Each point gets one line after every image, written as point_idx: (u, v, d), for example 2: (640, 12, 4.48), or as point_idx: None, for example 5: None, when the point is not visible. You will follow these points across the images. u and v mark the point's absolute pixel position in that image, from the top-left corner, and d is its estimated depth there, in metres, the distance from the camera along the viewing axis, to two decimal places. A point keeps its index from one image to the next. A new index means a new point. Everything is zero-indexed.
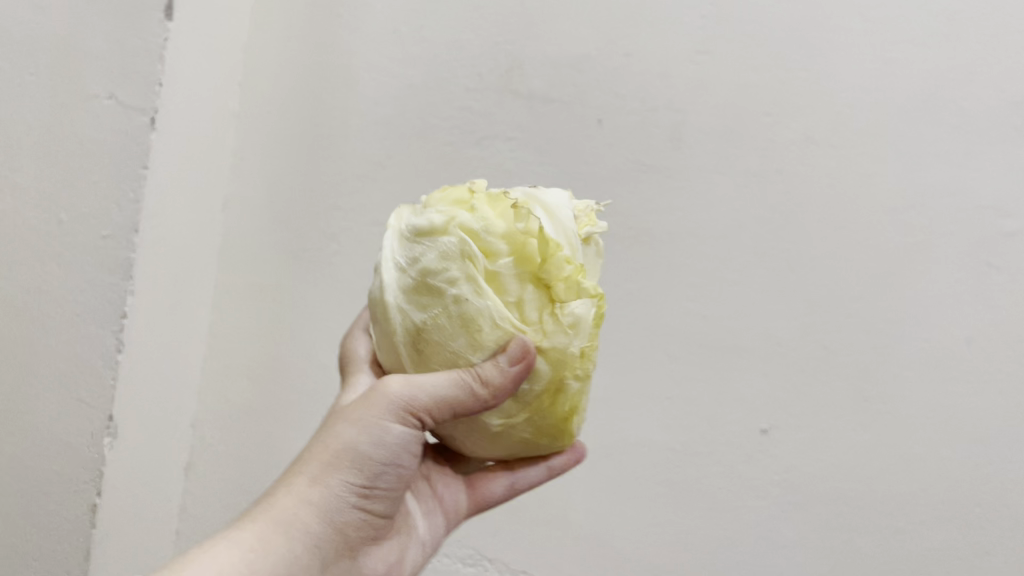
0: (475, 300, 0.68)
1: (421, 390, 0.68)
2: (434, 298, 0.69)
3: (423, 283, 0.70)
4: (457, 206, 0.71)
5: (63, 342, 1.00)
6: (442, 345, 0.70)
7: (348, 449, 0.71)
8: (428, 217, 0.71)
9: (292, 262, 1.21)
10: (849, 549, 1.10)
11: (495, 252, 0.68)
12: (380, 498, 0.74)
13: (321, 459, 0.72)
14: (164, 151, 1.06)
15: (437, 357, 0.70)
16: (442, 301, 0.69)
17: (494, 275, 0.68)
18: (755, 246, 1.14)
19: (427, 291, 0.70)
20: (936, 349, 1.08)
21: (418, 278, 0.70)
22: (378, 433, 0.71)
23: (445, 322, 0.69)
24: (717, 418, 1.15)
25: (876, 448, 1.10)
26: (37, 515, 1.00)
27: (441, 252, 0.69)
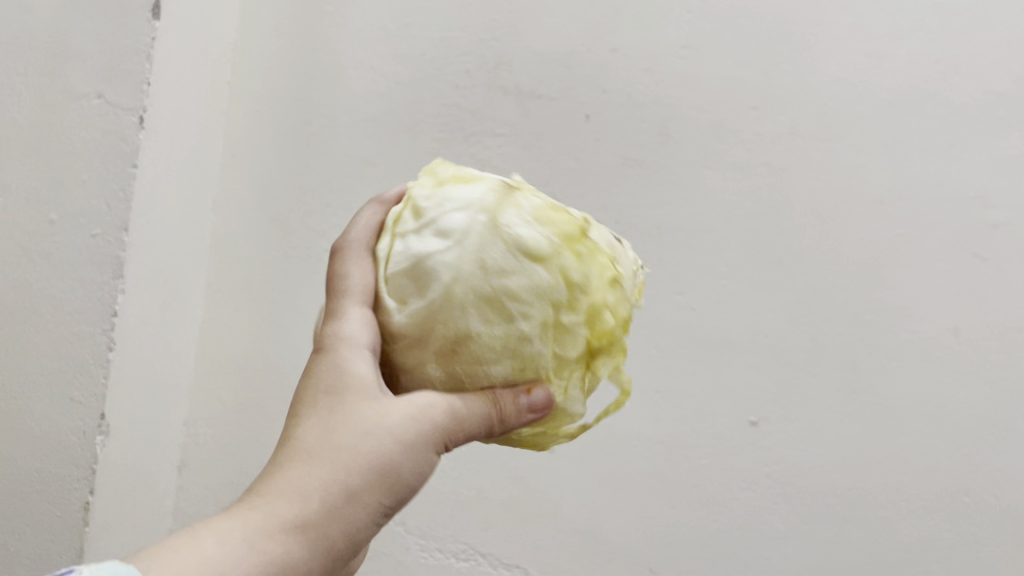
0: (534, 347, 0.61)
1: (455, 418, 0.58)
2: (501, 319, 0.60)
3: (495, 295, 0.60)
4: (564, 242, 0.63)
5: (56, 343, 1.02)
6: (480, 364, 0.61)
7: (385, 472, 0.56)
8: (532, 232, 0.62)
9: (283, 259, 1.23)
10: (840, 542, 1.10)
11: (578, 308, 0.63)
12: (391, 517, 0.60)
13: (351, 472, 0.55)
14: (153, 149, 1.04)
15: (467, 371, 0.61)
16: (506, 325, 0.60)
17: (565, 327, 0.62)
18: (742, 239, 1.14)
19: (494, 304, 0.60)
20: (923, 340, 1.09)
21: (493, 288, 0.60)
22: (418, 459, 0.57)
23: (497, 347, 0.61)
24: (706, 412, 1.14)
25: (865, 440, 1.10)
26: (37, 508, 1.03)
27: (531, 279, 0.61)
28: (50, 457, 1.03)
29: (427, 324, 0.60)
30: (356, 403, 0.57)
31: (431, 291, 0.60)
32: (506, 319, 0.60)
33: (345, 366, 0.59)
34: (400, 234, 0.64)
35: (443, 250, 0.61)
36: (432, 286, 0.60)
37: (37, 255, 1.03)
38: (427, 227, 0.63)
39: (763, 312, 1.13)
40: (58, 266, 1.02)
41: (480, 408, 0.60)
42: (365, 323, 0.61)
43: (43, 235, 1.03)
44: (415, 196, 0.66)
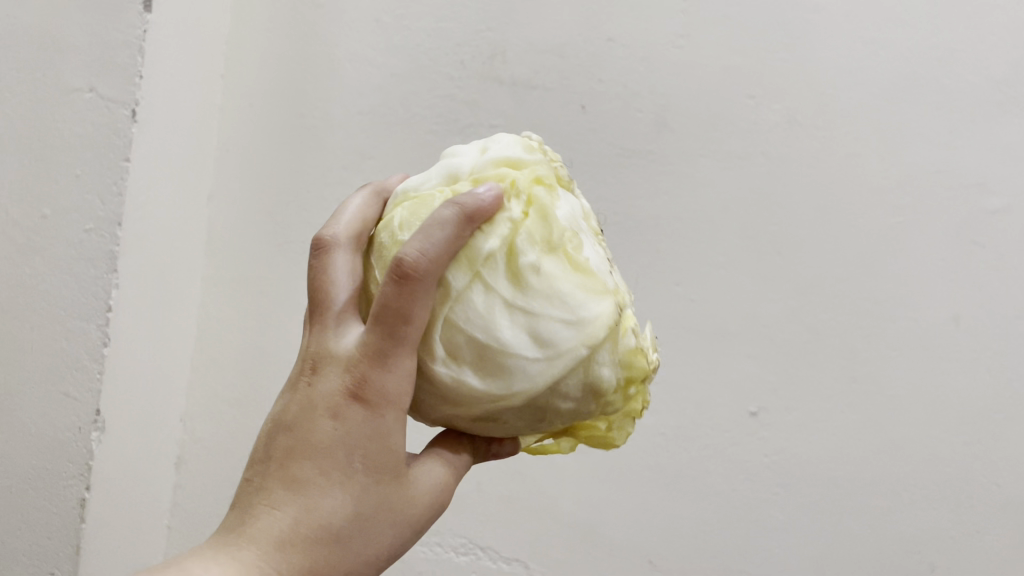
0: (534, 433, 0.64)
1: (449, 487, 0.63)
2: (530, 418, 0.61)
3: (538, 408, 0.61)
4: (627, 389, 0.63)
5: (50, 339, 1.02)
6: (490, 429, 0.63)
7: (393, 550, 0.59)
8: (611, 376, 0.61)
9: (278, 254, 1.22)
10: (841, 532, 1.09)
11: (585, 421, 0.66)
12: None
13: (370, 557, 0.57)
14: (146, 143, 1.03)
15: (475, 427, 0.63)
16: (531, 422, 0.62)
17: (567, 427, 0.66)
18: (740, 228, 1.13)
19: (533, 411, 0.61)
20: (923, 328, 1.09)
21: (541, 404, 0.60)
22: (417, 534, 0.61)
23: (511, 429, 0.63)
24: (705, 402, 1.14)
25: (866, 430, 1.09)
26: (33, 507, 1.03)
27: (576, 409, 0.61)
28: (45, 455, 1.02)
29: (472, 401, 0.60)
30: (389, 481, 0.57)
31: (491, 380, 0.59)
32: (538, 420, 0.62)
33: (386, 436, 0.57)
34: (486, 281, 0.58)
35: (522, 349, 0.58)
36: (495, 378, 0.59)
37: (31, 251, 1.02)
38: (522, 310, 0.58)
39: (762, 302, 1.13)
40: (52, 262, 1.02)
41: (464, 461, 0.66)
42: (410, 381, 0.57)
43: (36, 232, 1.02)
44: (519, 246, 0.59)
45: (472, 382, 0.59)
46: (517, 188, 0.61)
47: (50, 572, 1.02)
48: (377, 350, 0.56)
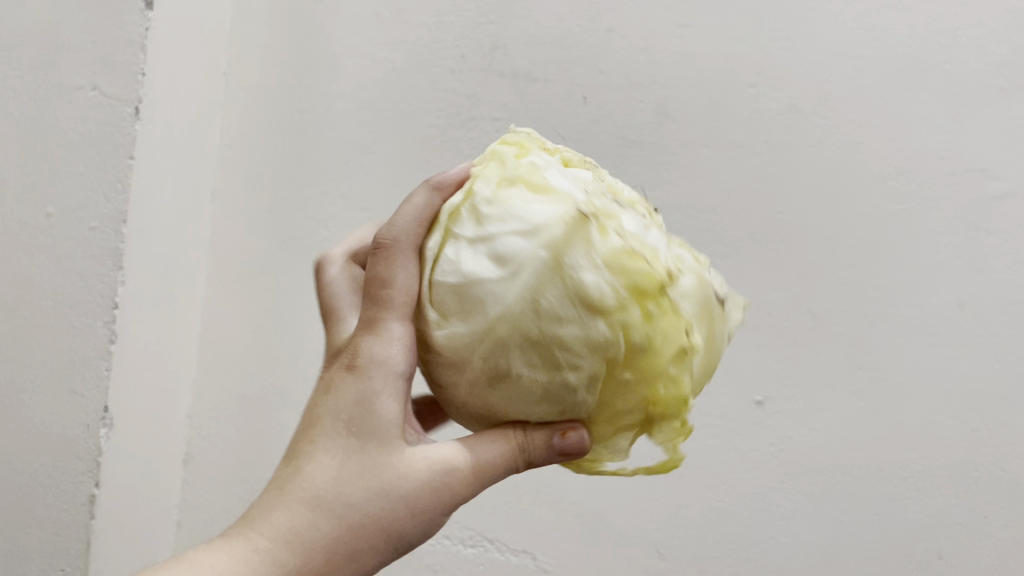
0: (575, 398, 0.59)
1: (477, 477, 0.59)
2: (546, 365, 0.58)
3: (538, 340, 0.57)
4: (636, 297, 0.57)
5: (56, 337, 1.02)
6: (518, 398, 0.60)
7: (388, 530, 0.57)
8: (598, 280, 0.57)
9: (283, 250, 1.22)
10: (848, 519, 1.09)
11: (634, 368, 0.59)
12: None
13: (351, 528, 0.55)
14: (149, 140, 1.04)
15: (503, 400, 0.60)
16: (550, 371, 0.58)
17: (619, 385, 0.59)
18: (743, 217, 1.13)
19: (538, 349, 0.58)
20: (927, 315, 1.09)
21: (538, 333, 0.57)
22: (426, 520, 0.58)
23: (539, 391, 0.59)
24: (710, 391, 1.14)
25: (872, 417, 1.09)
26: (42, 505, 1.03)
27: (586, 335, 0.57)
28: (53, 451, 1.03)
29: (468, 353, 0.59)
30: (382, 453, 0.57)
31: (473, 318, 0.58)
32: (551, 363, 0.58)
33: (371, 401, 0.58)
34: (453, 233, 0.61)
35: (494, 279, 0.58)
36: (475, 316, 0.58)
37: (37, 250, 1.03)
38: (484, 241, 0.59)
39: (766, 290, 1.13)
40: (57, 261, 1.02)
41: (506, 452, 0.60)
42: (401, 345, 0.59)
43: (41, 230, 1.03)
44: (475, 191, 0.61)
45: (459, 330, 0.59)
46: (482, 160, 0.65)
47: (59, 568, 1.02)
48: (367, 322, 0.60)
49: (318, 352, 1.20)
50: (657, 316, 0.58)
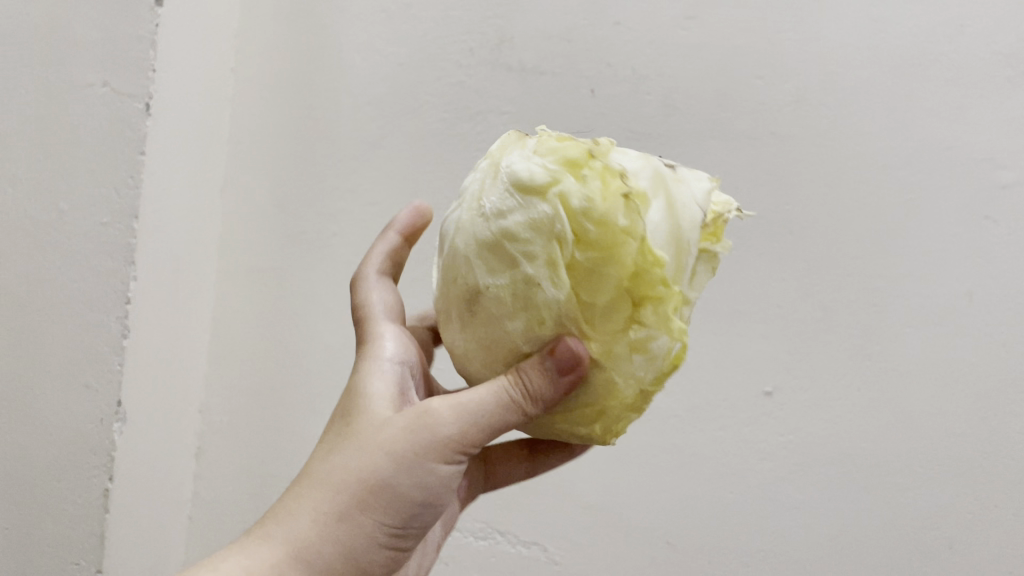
0: (543, 295, 0.58)
1: (460, 422, 0.59)
2: (507, 267, 0.59)
3: (494, 242, 0.59)
4: (567, 168, 0.57)
5: (69, 333, 1.03)
6: (497, 318, 0.60)
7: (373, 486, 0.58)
8: (530, 166, 0.58)
9: (292, 245, 1.23)
10: (856, 509, 1.10)
11: (589, 238, 0.56)
12: (413, 536, 0.63)
13: (334, 488, 0.59)
14: (161, 136, 1.05)
15: (487, 326, 0.61)
16: (511, 271, 0.58)
17: (580, 266, 0.56)
18: (751, 208, 1.14)
19: (497, 252, 0.59)
20: (935, 304, 1.09)
21: (492, 234, 0.59)
22: (408, 467, 0.59)
23: (506, 297, 0.59)
24: (719, 382, 1.15)
25: (881, 407, 1.09)
26: (56, 499, 1.04)
27: (530, 218, 0.57)
28: (66, 446, 1.03)
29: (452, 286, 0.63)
30: (363, 425, 0.62)
31: (446, 258, 0.63)
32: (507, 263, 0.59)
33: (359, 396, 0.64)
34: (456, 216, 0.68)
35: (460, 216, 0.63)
36: (450, 251, 0.63)
37: (49, 247, 1.03)
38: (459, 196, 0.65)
39: (774, 282, 1.13)
40: (69, 257, 1.03)
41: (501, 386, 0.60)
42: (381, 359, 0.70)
43: (54, 227, 1.03)
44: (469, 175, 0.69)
45: (445, 275, 0.64)
46: None
47: (74, 562, 1.04)
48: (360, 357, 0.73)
49: (328, 346, 1.20)
50: (588, 176, 0.57)
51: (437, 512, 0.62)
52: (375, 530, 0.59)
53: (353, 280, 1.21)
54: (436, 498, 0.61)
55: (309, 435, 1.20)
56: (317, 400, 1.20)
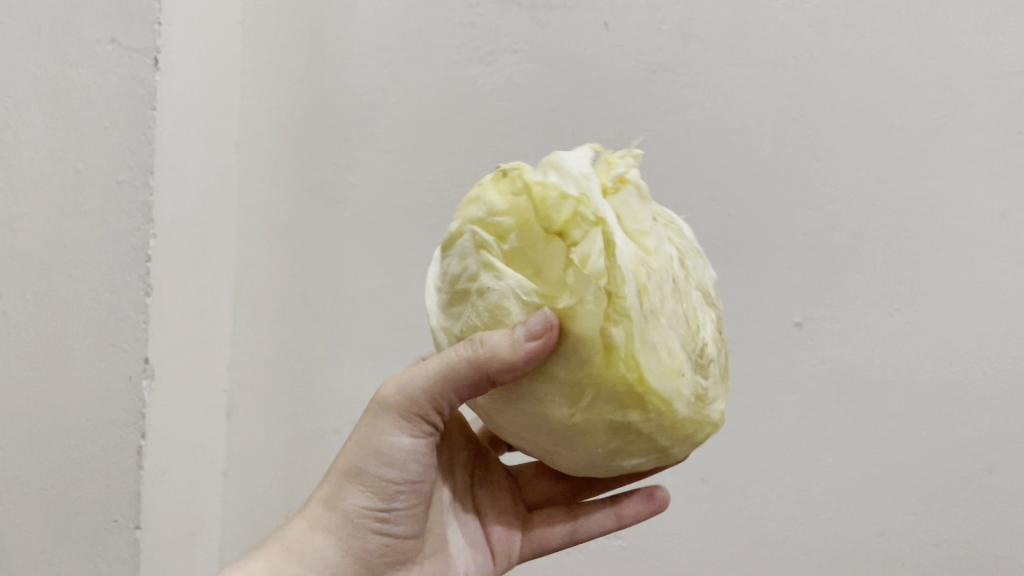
0: (489, 281, 0.56)
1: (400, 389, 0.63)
2: (466, 304, 0.58)
3: (455, 292, 0.59)
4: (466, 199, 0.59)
5: (93, 293, 1.03)
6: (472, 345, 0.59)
7: (354, 489, 0.65)
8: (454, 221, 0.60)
9: (309, 199, 1.22)
10: (893, 437, 1.10)
11: (504, 229, 0.56)
12: (402, 519, 0.67)
13: (336, 475, 0.66)
14: (170, 91, 1.03)
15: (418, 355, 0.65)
16: (471, 302, 0.58)
17: (512, 254, 0.56)
18: (774, 136, 1.11)
19: (459, 299, 0.59)
20: (971, 225, 1.07)
21: (453, 288, 0.59)
22: (376, 458, 0.64)
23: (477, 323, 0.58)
24: (748, 315, 1.13)
25: (914, 333, 1.09)
26: (89, 460, 1.05)
27: (462, 254, 0.58)
28: (96, 407, 1.04)
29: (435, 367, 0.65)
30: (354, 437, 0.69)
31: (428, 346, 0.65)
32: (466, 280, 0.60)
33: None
34: None
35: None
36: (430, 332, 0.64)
37: (69, 207, 1.04)
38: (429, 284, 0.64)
39: (801, 210, 1.11)
40: (90, 219, 1.03)
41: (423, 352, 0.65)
42: None
43: (71, 188, 1.04)
44: None
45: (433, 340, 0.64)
46: None
47: (113, 519, 1.04)
48: None
49: (353, 298, 1.20)
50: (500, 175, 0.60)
51: (417, 491, 0.67)
52: (360, 518, 0.65)
53: (375, 230, 1.20)
54: (406, 473, 0.65)
55: (341, 387, 1.21)
56: (345, 352, 1.21)
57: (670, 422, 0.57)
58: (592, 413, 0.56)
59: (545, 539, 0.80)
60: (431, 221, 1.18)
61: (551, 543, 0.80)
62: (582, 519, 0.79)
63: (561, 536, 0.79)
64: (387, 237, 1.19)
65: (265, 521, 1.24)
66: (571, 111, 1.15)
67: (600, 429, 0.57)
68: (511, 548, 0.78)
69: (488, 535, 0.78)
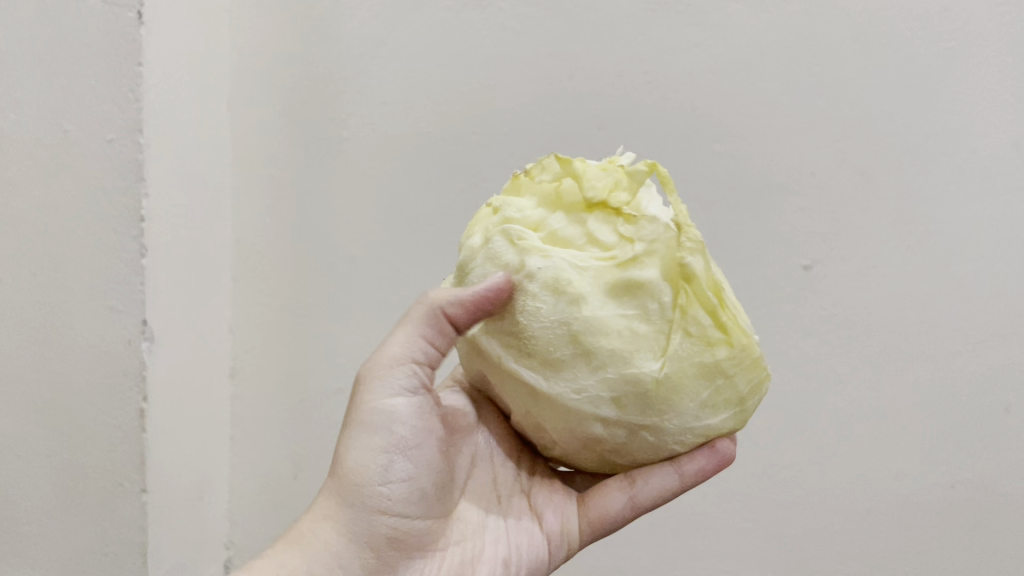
0: (539, 261, 0.62)
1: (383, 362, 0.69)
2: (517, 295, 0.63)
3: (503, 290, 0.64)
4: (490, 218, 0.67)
5: (87, 255, 1.02)
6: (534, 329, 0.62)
7: (350, 465, 0.67)
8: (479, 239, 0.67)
9: (304, 154, 1.19)
10: (907, 378, 1.08)
11: None
12: (405, 496, 0.67)
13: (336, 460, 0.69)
14: (156, 46, 1.01)
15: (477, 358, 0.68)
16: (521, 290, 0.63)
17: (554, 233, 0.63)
18: (779, 73, 1.07)
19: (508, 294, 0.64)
20: (983, 158, 1.04)
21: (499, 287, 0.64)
22: (367, 427, 0.68)
23: (539, 306, 0.62)
24: (756, 259, 1.10)
25: (925, 273, 1.06)
26: (92, 424, 1.04)
27: (500, 254, 0.64)
28: (97, 371, 1.03)
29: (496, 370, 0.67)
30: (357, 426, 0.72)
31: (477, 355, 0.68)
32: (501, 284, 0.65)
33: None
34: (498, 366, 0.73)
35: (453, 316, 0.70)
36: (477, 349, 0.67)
37: (59, 169, 1.02)
38: None
39: (809, 150, 1.08)
40: (81, 180, 1.01)
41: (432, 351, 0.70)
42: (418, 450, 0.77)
43: (61, 149, 1.02)
44: None
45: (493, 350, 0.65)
46: None
47: (118, 483, 1.04)
48: None
49: (353, 256, 1.19)
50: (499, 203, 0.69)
51: (412, 462, 0.68)
52: (359, 493, 0.66)
53: (373, 186, 1.17)
54: (399, 439, 0.67)
55: (345, 346, 1.19)
56: (348, 310, 1.19)
57: (751, 358, 0.63)
58: (676, 361, 0.60)
59: (602, 512, 0.73)
60: (429, 174, 1.16)
61: (609, 518, 0.73)
62: (639, 484, 0.70)
63: (618, 509, 0.73)
64: (385, 193, 1.17)
65: (274, 483, 1.24)
66: (570, 54, 1.12)
67: (692, 374, 0.61)
68: (564, 532, 0.74)
69: (541, 514, 0.75)
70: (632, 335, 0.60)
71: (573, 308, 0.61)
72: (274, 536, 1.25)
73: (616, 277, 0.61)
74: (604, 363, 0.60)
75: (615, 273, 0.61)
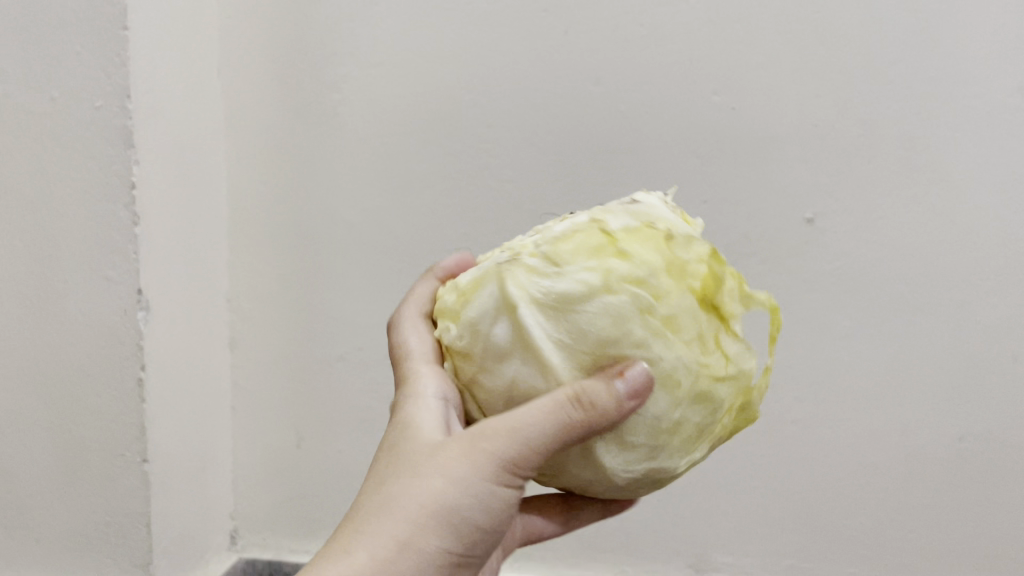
0: (661, 350, 0.57)
1: (496, 425, 0.56)
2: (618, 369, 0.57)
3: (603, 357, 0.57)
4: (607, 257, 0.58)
5: (80, 225, 1.00)
6: None
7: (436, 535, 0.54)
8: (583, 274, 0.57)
9: (295, 120, 1.16)
10: (911, 330, 1.07)
11: (671, 290, 0.58)
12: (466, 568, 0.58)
13: (410, 512, 0.54)
14: (141, 9, 0.99)
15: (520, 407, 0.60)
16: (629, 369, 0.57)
17: (674, 316, 0.58)
18: (778, 22, 1.05)
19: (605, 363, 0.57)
20: (987, 104, 1.02)
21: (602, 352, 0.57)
22: (473, 503, 0.55)
23: None
24: (758, 214, 1.08)
25: (930, 223, 1.05)
26: (90, 396, 1.03)
27: (622, 316, 0.56)
28: (95, 341, 1.02)
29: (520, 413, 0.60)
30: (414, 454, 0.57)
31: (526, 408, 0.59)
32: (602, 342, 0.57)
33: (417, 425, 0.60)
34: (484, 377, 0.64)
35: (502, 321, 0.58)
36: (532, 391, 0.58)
37: (46, 137, 1.00)
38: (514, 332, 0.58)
39: (809, 100, 1.05)
40: (70, 149, 0.99)
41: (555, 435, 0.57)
42: None
43: (46, 118, 1.00)
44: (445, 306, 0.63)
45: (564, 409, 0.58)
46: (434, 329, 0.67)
47: (119, 454, 1.03)
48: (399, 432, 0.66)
49: (350, 223, 1.17)
50: (613, 232, 0.59)
51: (487, 541, 0.58)
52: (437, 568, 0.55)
53: (367, 150, 1.16)
54: (494, 524, 0.57)
55: (345, 313, 1.19)
56: (346, 278, 1.18)
57: None
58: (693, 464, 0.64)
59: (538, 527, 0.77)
60: (424, 136, 1.14)
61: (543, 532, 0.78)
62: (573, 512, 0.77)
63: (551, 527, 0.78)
64: (379, 157, 1.16)
65: (276, 452, 1.24)
66: (563, 9, 1.09)
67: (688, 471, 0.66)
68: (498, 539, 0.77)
69: None
70: (688, 439, 0.61)
71: (671, 408, 0.58)
72: (278, 505, 1.25)
73: (710, 387, 0.60)
74: (659, 458, 0.61)
75: (709, 383, 0.60)
